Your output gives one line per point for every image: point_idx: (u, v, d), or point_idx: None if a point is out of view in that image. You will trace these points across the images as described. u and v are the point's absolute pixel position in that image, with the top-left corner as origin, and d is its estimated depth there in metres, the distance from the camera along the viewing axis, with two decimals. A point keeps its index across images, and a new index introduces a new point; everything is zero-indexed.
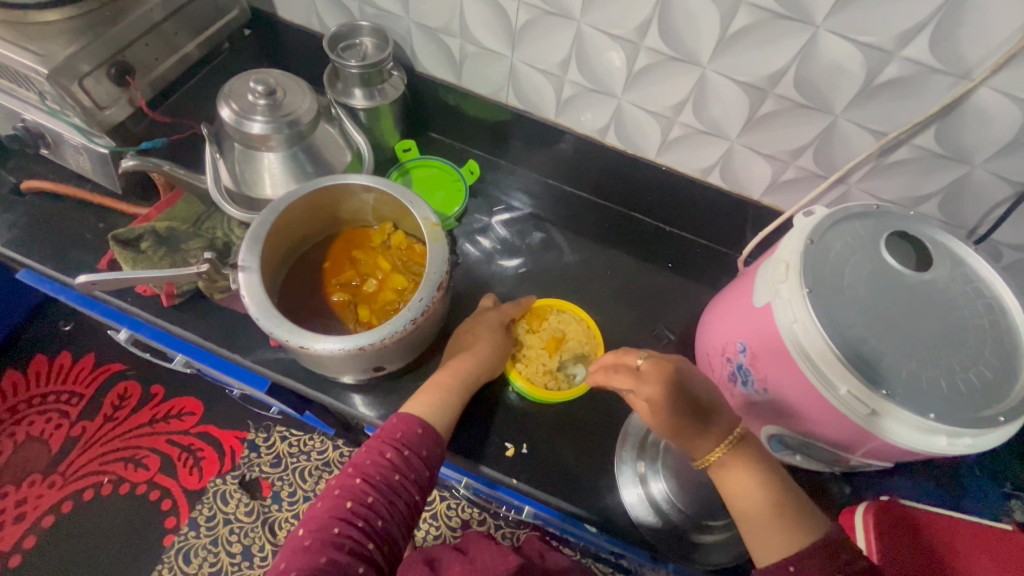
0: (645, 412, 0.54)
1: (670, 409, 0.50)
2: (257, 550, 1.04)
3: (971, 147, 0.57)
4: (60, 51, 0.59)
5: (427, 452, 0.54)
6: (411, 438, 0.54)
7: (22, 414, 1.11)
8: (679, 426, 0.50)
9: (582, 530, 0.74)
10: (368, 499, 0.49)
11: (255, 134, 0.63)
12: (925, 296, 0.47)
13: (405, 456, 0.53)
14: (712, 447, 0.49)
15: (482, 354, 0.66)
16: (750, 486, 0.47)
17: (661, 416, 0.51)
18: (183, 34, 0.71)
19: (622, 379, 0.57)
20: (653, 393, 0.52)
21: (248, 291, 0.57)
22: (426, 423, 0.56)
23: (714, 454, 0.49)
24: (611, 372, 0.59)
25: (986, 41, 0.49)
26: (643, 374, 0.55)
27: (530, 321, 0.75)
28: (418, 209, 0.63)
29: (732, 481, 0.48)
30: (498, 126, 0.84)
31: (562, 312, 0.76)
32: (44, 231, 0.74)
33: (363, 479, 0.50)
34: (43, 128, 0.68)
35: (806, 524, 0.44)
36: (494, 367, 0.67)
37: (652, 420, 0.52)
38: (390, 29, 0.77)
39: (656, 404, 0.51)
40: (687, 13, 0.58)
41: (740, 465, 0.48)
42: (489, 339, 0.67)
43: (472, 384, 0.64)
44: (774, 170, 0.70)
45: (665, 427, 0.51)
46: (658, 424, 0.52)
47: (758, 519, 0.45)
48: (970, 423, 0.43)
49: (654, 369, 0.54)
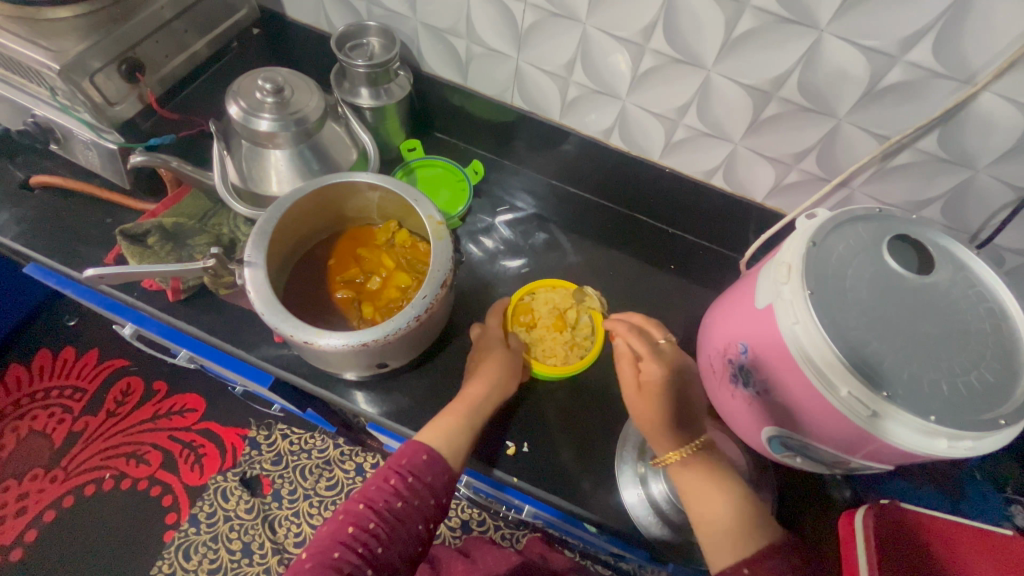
0: (634, 382, 0.64)
1: (659, 394, 0.62)
2: (256, 548, 1.05)
3: (974, 151, 0.57)
4: (71, 47, 0.59)
5: (432, 478, 0.54)
6: (415, 464, 0.54)
7: (26, 408, 1.12)
8: (658, 416, 0.61)
9: (582, 530, 0.74)
10: (369, 525, 0.49)
11: (263, 131, 0.64)
12: (926, 299, 0.47)
13: (409, 482, 0.53)
14: (678, 446, 0.58)
15: (489, 375, 0.66)
16: (708, 489, 0.54)
17: (650, 394, 0.62)
18: (192, 32, 0.72)
19: (637, 344, 0.67)
20: (655, 371, 0.64)
21: (254, 286, 0.57)
22: (432, 448, 0.56)
23: (678, 454, 0.57)
24: (632, 331, 0.69)
25: (989, 47, 0.49)
26: (655, 351, 0.67)
27: (523, 321, 0.76)
28: (423, 208, 0.63)
29: (689, 481, 0.55)
30: (503, 127, 0.85)
31: (533, 293, 0.78)
32: (51, 226, 0.75)
33: (366, 504, 0.51)
34: (53, 124, 0.69)
35: (760, 531, 0.50)
36: (506, 387, 0.66)
37: (638, 394, 0.63)
38: (397, 29, 0.78)
39: (650, 380, 0.64)
40: (692, 16, 0.58)
41: (700, 469, 0.55)
42: (493, 357, 0.68)
43: (484, 405, 0.64)
44: (777, 173, 0.70)
45: (649, 407, 0.62)
46: (642, 398, 0.63)
47: (716, 521, 0.52)
48: (969, 424, 0.44)
49: (665, 354, 0.67)
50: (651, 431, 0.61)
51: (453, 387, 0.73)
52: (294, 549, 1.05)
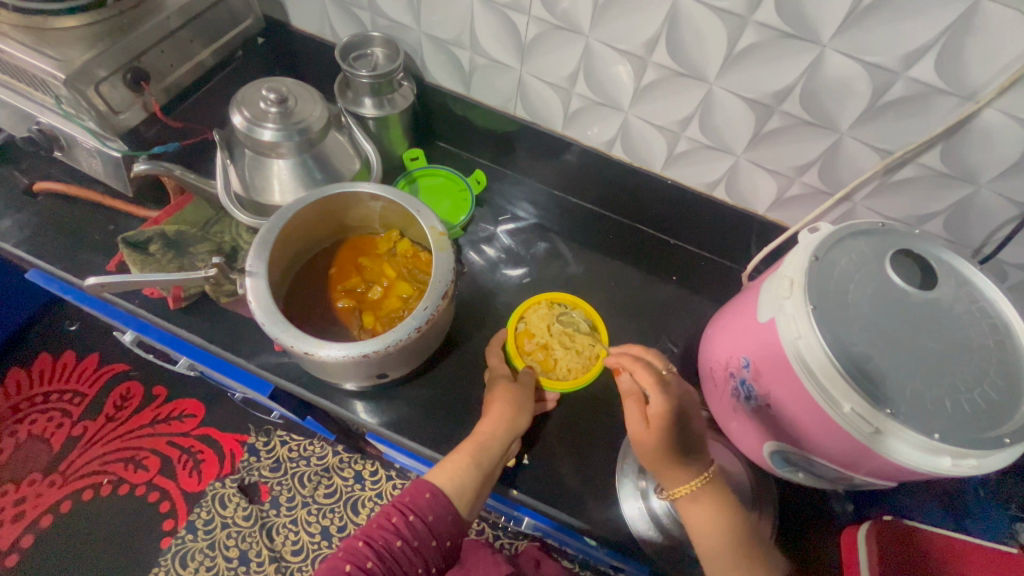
0: (639, 419, 0.56)
1: (670, 430, 0.54)
2: (253, 555, 1.04)
3: (976, 168, 0.58)
4: (77, 56, 0.60)
5: (434, 518, 0.54)
6: (417, 502, 0.55)
7: (25, 412, 1.11)
8: (667, 450, 0.54)
9: (579, 542, 0.74)
10: (366, 564, 0.49)
11: (266, 140, 0.64)
12: (929, 315, 0.47)
13: (410, 521, 0.53)
14: (689, 479, 0.54)
15: (498, 412, 0.64)
16: (717, 520, 0.53)
17: (660, 430, 0.54)
18: (198, 41, 0.72)
19: (643, 378, 0.59)
20: (665, 407, 0.55)
21: (255, 296, 0.57)
22: (436, 486, 0.56)
23: (688, 485, 0.54)
24: (638, 364, 0.62)
25: (991, 65, 0.49)
26: (662, 385, 0.59)
27: (520, 345, 0.75)
28: (425, 219, 0.63)
29: (698, 513, 0.53)
30: (506, 137, 0.85)
31: (525, 317, 0.77)
32: (53, 232, 0.75)
33: (365, 542, 0.51)
34: (57, 131, 0.69)
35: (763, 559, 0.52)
36: (516, 421, 0.64)
37: (646, 430, 0.55)
38: (401, 40, 0.78)
39: (661, 418, 0.55)
40: (694, 30, 0.58)
41: (710, 500, 0.54)
42: (503, 396, 0.65)
43: (491, 443, 0.61)
44: (779, 186, 0.70)
45: (657, 444, 0.54)
46: (652, 436, 0.55)
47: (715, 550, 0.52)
48: (974, 442, 0.43)
49: (672, 387, 0.59)
50: (656, 460, 0.55)
51: (454, 398, 0.73)
52: (291, 558, 1.04)
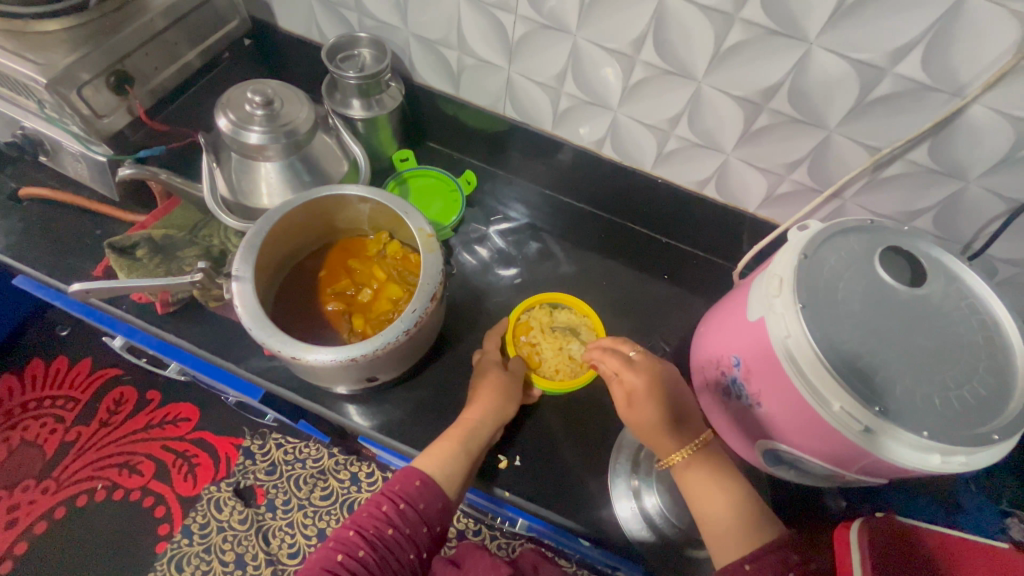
0: (621, 400, 0.59)
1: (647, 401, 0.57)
2: (249, 559, 1.03)
3: (965, 163, 0.57)
4: (60, 59, 0.59)
5: (425, 505, 0.54)
6: (408, 490, 0.54)
7: (17, 419, 1.11)
8: (652, 422, 0.56)
9: (575, 543, 0.74)
10: (358, 553, 0.49)
11: (252, 143, 0.63)
12: (918, 313, 0.47)
13: (402, 509, 0.53)
14: (679, 448, 0.55)
15: (485, 401, 0.64)
16: (714, 489, 0.52)
17: (640, 404, 0.57)
18: (183, 44, 0.71)
19: (611, 362, 0.62)
20: (638, 381, 0.58)
21: (242, 300, 0.57)
22: (426, 473, 0.56)
23: (680, 455, 0.54)
24: (603, 350, 0.64)
25: (977, 60, 0.49)
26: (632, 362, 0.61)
27: (519, 337, 0.75)
28: (413, 220, 0.63)
29: (695, 483, 0.53)
30: (497, 137, 0.85)
31: (529, 311, 0.77)
32: (40, 238, 0.74)
33: (356, 531, 0.50)
34: (41, 135, 0.69)
35: (769, 534, 0.48)
36: (503, 410, 0.65)
37: (628, 407, 0.58)
38: (388, 40, 0.78)
39: (638, 392, 0.58)
40: (682, 28, 0.58)
41: (704, 468, 0.53)
42: (490, 384, 0.66)
43: (479, 428, 0.62)
44: (769, 183, 0.70)
45: (643, 417, 0.57)
46: (635, 411, 0.57)
47: (714, 520, 0.50)
48: (964, 440, 0.43)
49: (643, 363, 0.61)
50: (649, 436, 0.57)
51: (447, 401, 0.72)
52: (287, 561, 1.04)
